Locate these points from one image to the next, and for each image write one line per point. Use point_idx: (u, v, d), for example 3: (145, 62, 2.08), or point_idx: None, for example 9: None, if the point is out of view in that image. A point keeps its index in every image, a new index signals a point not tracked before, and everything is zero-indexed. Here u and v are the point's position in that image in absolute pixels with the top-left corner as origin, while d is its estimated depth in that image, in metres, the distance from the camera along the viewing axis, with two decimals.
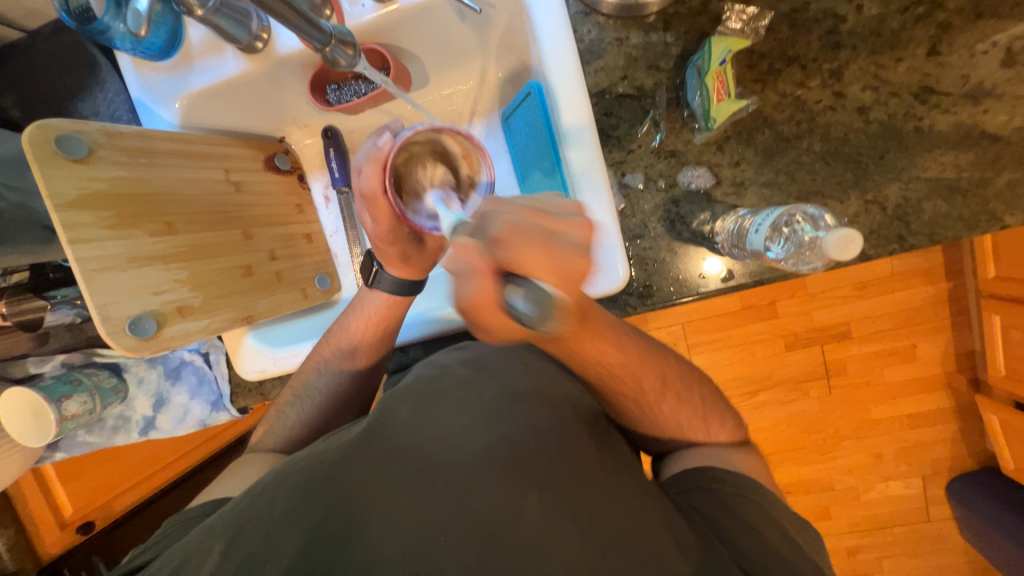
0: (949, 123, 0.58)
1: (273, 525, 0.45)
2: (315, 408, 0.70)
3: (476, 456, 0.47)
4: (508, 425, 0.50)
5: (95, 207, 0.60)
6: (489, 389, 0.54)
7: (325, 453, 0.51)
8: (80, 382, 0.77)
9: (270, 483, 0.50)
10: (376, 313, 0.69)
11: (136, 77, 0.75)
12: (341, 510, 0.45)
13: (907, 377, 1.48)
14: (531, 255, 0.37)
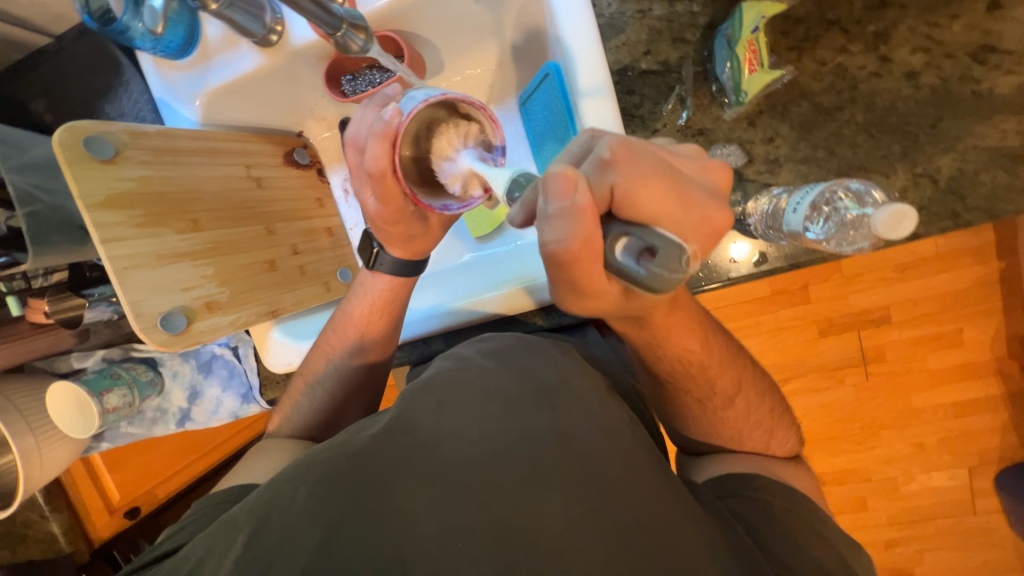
0: (1011, 86, 0.53)
1: (295, 517, 0.46)
2: (327, 394, 0.71)
3: (499, 452, 0.46)
4: (529, 421, 0.49)
5: (124, 207, 0.61)
6: (510, 384, 0.52)
7: (347, 445, 0.51)
8: (120, 376, 0.81)
9: (295, 474, 0.50)
10: (379, 296, 0.69)
11: (158, 76, 0.75)
12: (360, 503, 0.45)
13: (954, 363, 1.40)
14: (645, 188, 0.36)
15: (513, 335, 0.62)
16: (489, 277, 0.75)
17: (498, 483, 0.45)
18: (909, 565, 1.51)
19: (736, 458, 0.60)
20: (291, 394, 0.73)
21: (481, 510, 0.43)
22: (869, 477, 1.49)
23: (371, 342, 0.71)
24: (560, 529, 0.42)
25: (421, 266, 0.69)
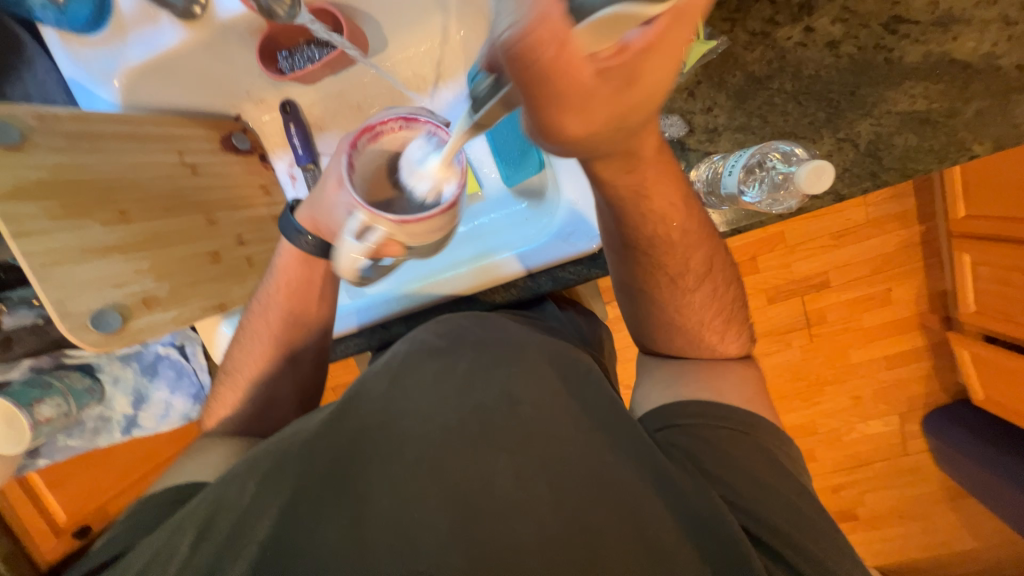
0: (918, 54, 0.57)
1: (245, 508, 0.44)
2: (251, 380, 0.66)
3: (454, 428, 0.47)
4: (483, 394, 0.50)
5: (37, 197, 0.56)
6: (464, 359, 0.53)
7: (299, 432, 0.50)
8: (52, 385, 0.74)
9: (246, 462, 0.49)
10: (285, 273, 0.64)
11: (68, 56, 0.69)
12: (313, 487, 0.45)
13: (883, 320, 1.53)
14: None
15: (469, 316, 0.62)
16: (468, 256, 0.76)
17: (457, 456, 0.45)
18: (852, 507, 1.66)
19: None
20: (219, 384, 0.68)
21: (441, 480, 0.44)
22: (815, 430, 1.62)
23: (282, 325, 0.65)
24: (522, 492, 0.43)
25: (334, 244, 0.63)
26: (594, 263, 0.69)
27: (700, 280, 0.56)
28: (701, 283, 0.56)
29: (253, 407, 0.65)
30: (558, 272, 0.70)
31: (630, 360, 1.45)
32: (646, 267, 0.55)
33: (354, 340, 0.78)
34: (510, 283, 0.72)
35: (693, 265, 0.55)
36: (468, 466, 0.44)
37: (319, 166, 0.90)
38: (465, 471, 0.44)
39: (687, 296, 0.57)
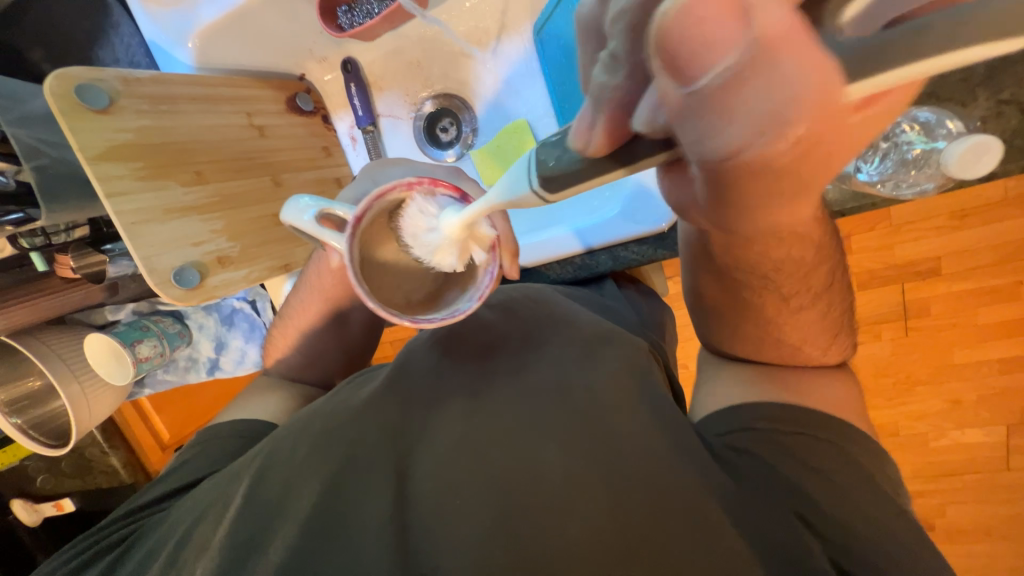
0: None
1: (293, 468, 0.47)
2: (307, 329, 0.68)
3: (496, 408, 0.47)
4: (532, 375, 0.50)
5: (126, 158, 0.60)
6: (511, 340, 0.54)
7: (347, 402, 0.52)
8: (149, 329, 0.84)
9: (297, 424, 0.52)
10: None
11: (144, 14, 0.70)
12: (358, 456, 0.46)
13: (1007, 318, 1.29)
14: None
15: (520, 288, 0.63)
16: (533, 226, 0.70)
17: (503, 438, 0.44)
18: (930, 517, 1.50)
19: None
20: (278, 325, 0.72)
21: (484, 462, 0.42)
22: (897, 432, 1.45)
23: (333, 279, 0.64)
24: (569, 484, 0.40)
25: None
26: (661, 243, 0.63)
27: (814, 297, 0.50)
28: (815, 301, 0.50)
29: (308, 359, 0.69)
30: (620, 252, 0.65)
31: (689, 341, 1.36)
32: (758, 290, 0.49)
33: None
34: (568, 260, 0.69)
35: (811, 285, 0.49)
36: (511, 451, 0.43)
37: (378, 127, 0.88)
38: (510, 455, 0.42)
39: (795, 313, 0.50)
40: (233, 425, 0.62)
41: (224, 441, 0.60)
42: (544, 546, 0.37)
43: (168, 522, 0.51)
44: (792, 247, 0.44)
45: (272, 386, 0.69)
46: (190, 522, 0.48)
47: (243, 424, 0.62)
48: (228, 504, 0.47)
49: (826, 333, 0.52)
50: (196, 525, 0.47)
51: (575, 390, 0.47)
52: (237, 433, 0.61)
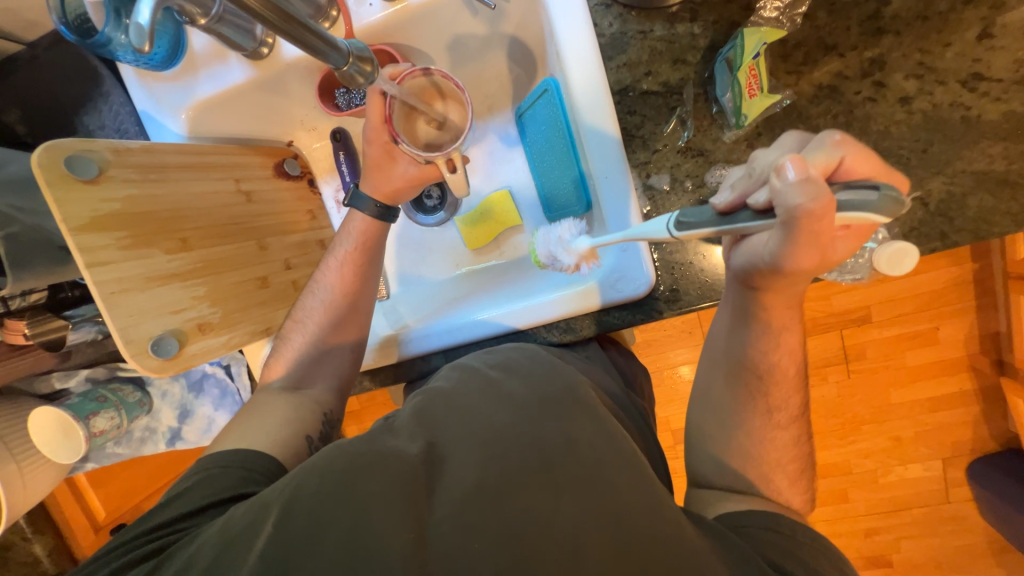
0: (999, 113, 0.54)
1: (321, 501, 0.48)
2: (315, 330, 0.72)
3: (506, 462, 0.49)
4: (540, 429, 0.52)
5: (110, 228, 0.59)
6: (519, 389, 0.57)
7: (373, 440, 0.53)
8: (106, 399, 0.79)
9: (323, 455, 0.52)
10: (361, 234, 0.73)
11: (141, 88, 0.73)
12: (383, 495, 0.47)
13: (930, 361, 1.45)
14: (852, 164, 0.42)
15: (520, 348, 0.66)
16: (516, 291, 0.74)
17: (515, 488, 0.48)
18: (886, 553, 1.57)
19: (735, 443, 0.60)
20: (283, 343, 0.73)
21: (500, 508, 0.46)
22: (850, 470, 1.54)
23: (351, 280, 0.73)
24: (577, 539, 0.44)
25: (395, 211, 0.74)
26: (638, 308, 0.68)
27: (792, 420, 0.59)
28: (791, 424, 0.59)
29: (306, 373, 0.71)
30: (603, 316, 0.69)
31: None
32: (753, 388, 0.59)
33: (390, 369, 0.79)
34: (555, 323, 0.71)
35: (790, 406, 0.59)
36: (523, 498, 0.47)
37: None
38: (522, 504, 0.46)
39: (774, 429, 0.59)
40: (231, 452, 0.61)
41: (225, 474, 0.58)
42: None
43: (186, 554, 0.50)
44: (781, 352, 0.57)
45: (262, 400, 0.68)
46: (213, 554, 0.48)
47: (245, 455, 0.60)
48: (255, 537, 0.48)
49: (794, 462, 0.59)
50: (221, 557, 0.47)
51: (578, 449, 0.50)
52: (237, 464, 0.60)
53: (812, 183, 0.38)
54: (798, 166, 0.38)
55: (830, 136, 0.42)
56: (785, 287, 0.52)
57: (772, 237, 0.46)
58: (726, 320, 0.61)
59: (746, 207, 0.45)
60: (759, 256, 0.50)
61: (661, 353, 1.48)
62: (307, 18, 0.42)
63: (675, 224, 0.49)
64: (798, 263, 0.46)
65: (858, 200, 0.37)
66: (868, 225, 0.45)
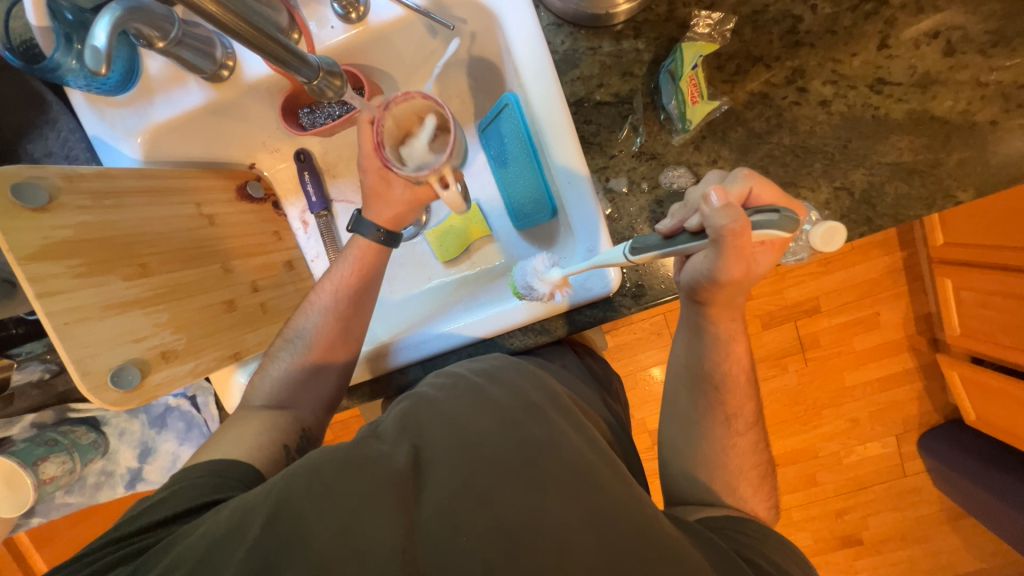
0: (902, 111, 0.62)
1: (307, 512, 0.47)
2: (304, 349, 0.71)
3: (496, 461, 0.50)
4: (528, 433, 0.53)
5: (62, 256, 0.56)
6: (504, 395, 0.58)
7: (358, 447, 0.53)
8: (56, 442, 0.75)
9: (303, 465, 0.51)
10: (358, 261, 0.73)
11: (93, 114, 0.71)
12: (372, 500, 0.47)
13: (875, 344, 1.57)
14: (768, 193, 0.51)
15: (503, 357, 0.66)
16: (487, 303, 0.75)
17: (504, 487, 0.48)
18: (856, 531, 1.65)
19: (708, 429, 0.63)
20: (272, 361, 0.72)
21: (488, 509, 0.47)
22: (816, 454, 1.63)
23: (347, 303, 0.72)
24: (562, 530, 0.45)
25: (398, 235, 0.74)
26: (607, 306, 0.71)
27: (749, 427, 0.63)
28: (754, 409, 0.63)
29: (294, 394, 0.70)
30: (575, 316, 0.72)
31: None
32: (712, 398, 0.63)
33: (368, 385, 0.78)
34: (528, 326, 0.73)
35: (747, 413, 0.63)
36: (511, 499, 0.48)
37: (332, 211, 0.91)
38: (510, 502, 0.47)
39: (734, 437, 0.62)
40: (201, 466, 0.58)
41: (197, 485, 0.56)
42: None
43: (163, 562, 0.48)
44: (732, 361, 0.62)
45: (245, 416, 0.67)
46: (197, 556, 0.47)
47: (219, 464, 0.59)
48: (236, 544, 0.47)
49: (756, 467, 0.63)
50: (205, 561, 0.46)
51: (564, 446, 0.52)
52: (213, 473, 0.57)
53: (733, 207, 0.46)
54: (721, 194, 0.47)
55: (739, 171, 0.51)
56: (728, 299, 0.57)
57: (707, 254, 0.52)
58: (683, 338, 0.65)
59: (685, 231, 0.53)
60: (699, 271, 0.54)
61: (633, 356, 1.53)
62: (282, 36, 0.50)
63: (630, 249, 0.56)
64: (730, 275, 0.52)
65: (765, 220, 0.45)
66: (783, 240, 0.52)
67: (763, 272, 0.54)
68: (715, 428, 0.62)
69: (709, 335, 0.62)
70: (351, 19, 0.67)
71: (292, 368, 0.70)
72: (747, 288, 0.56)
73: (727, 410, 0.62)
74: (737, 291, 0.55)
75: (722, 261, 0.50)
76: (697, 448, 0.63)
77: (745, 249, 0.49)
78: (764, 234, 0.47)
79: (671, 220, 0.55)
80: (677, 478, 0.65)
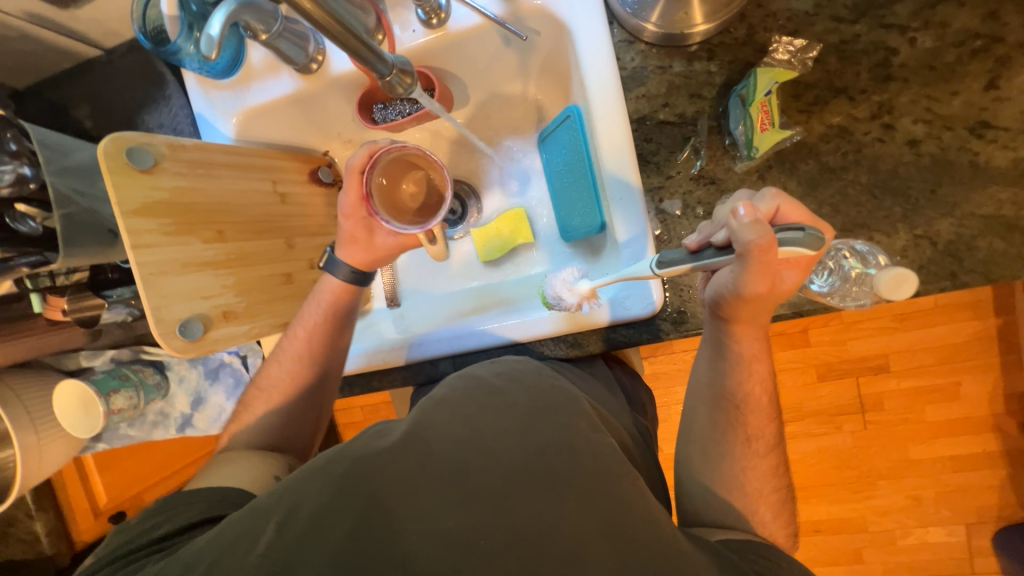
0: (1007, 159, 0.56)
1: (331, 501, 0.47)
2: (281, 395, 0.74)
3: (514, 466, 0.49)
4: (547, 437, 0.52)
5: (157, 214, 0.63)
6: (524, 400, 0.57)
7: (376, 442, 0.53)
8: (128, 378, 0.84)
9: (327, 462, 0.51)
10: (330, 305, 0.74)
11: (201, 94, 0.80)
12: (386, 496, 0.47)
13: (951, 417, 1.40)
14: (800, 215, 0.49)
15: (528, 361, 0.66)
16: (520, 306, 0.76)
17: (521, 489, 0.47)
18: None
19: (743, 475, 0.59)
20: (249, 406, 0.75)
21: (503, 512, 0.45)
22: (866, 528, 1.47)
23: (310, 344, 0.73)
24: (575, 540, 0.43)
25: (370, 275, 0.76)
26: (646, 328, 0.70)
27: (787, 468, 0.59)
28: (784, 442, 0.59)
29: (281, 434, 0.73)
30: (610, 333, 0.70)
31: None
32: (745, 432, 0.59)
33: (400, 371, 0.81)
34: (561, 337, 0.73)
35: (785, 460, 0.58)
36: (532, 502, 0.46)
37: None
38: (528, 506, 0.46)
39: (752, 467, 0.59)
40: (202, 491, 0.59)
41: (191, 506, 0.56)
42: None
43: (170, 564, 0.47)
44: (753, 380, 0.58)
45: (229, 455, 0.66)
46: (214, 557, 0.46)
47: (219, 490, 0.59)
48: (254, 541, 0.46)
49: (773, 492, 0.59)
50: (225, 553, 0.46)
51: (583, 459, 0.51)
52: (207, 497, 0.58)
53: (760, 224, 0.44)
54: (750, 211, 0.46)
55: (766, 190, 0.50)
56: (752, 316, 0.54)
57: (731, 269, 0.49)
58: (705, 354, 0.61)
59: (709, 247, 0.51)
60: (723, 286, 0.51)
61: (670, 389, 1.47)
62: (364, 34, 0.54)
63: (656, 262, 0.54)
64: (754, 289, 0.49)
65: (790, 238, 0.44)
66: (809, 258, 0.50)
67: (790, 291, 0.52)
68: (749, 474, 0.59)
69: (751, 375, 0.58)
70: (432, 25, 0.70)
71: (267, 416, 0.73)
72: (769, 308, 0.53)
73: (762, 455, 0.59)
74: (768, 308, 0.53)
75: (752, 277, 0.48)
76: (722, 472, 0.59)
77: (772, 266, 0.46)
78: (794, 252, 0.45)
79: (697, 235, 0.53)
80: (695, 506, 0.62)
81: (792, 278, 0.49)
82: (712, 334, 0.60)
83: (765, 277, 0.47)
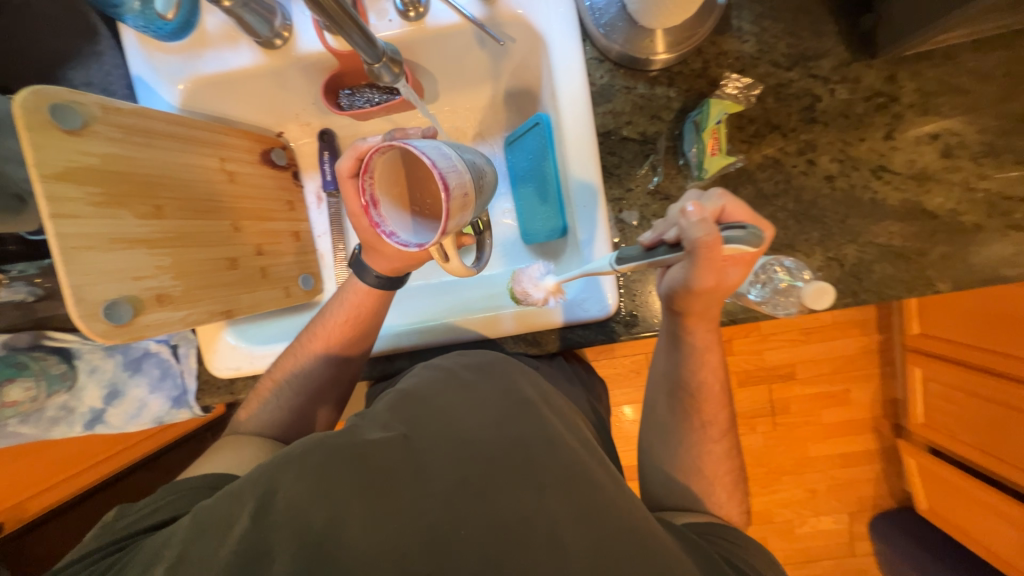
0: (898, 199, 0.67)
1: (299, 494, 0.46)
2: (295, 394, 0.71)
3: (480, 459, 0.49)
4: (518, 428, 0.53)
5: (84, 181, 0.56)
6: (493, 393, 0.57)
7: (346, 436, 0.52)
8: (25, 366, 0.72)
9: (297, 453, 0.49)
10: (355, 307, 0.71)
11: (141, 54, 0.73)
12: (359, 490, 0.46)
13: (842, 419, 1.62)
14: (743, 214, 0.54)
15: (490, 352, 0.67)
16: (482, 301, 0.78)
17: (493, 480, 0.48)
18: None
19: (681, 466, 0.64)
20: (260, 397, 0.72)
21: (478, 501, 0.46)
22: (771, 518, 1.64)
23: (332, 344, 0.71)
24: (533, 528, 0.45)
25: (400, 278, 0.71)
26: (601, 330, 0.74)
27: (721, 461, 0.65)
28: (723, 437, 0.65)
29: (288, 431, 0.70)
30: (568, 333, 0.74)
31: None
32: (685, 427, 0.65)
33: None
34: (521, 336, 0.75)
35: (719, 453, 0.64)
36: (503, 493, 0.47)
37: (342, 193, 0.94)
38: (499, 496, 0.46)
39: (690, 458, 0.64)
40: (198, 476, 0.58)
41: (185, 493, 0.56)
42: (524, 561, 0.43)
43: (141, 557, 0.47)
44: (707, 370, 0.64)
45: (231, 443, 0.65)
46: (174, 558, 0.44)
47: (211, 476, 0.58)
48: (221, 536, 0.44)
49: (727, 468, 0.64)
50: (190, 548, 0.44)
51: None
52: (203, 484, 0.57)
53: (706, 223, 0.50)
54: (696, 210, 0.50)
55: (713, 191, 0.55)
56: (702, 309, 0.59)
57: (682, 266, 0.55)
58: (664, 347, 0.67)
59: (663, 243, 0.55)
60: (675, 281, 0.57)
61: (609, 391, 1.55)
62: (357, 17, 0.52)
63: (615, 258, 0.58)
64: (702, 283, 0.55)
65: (735, 236, 0.49)
66: (752, 255, 0.54)
67: (735, 285, 0.57)
68: (687, 465, 0.64)
69: (693, 374, 0.64)
70: (410, 17, 0.70)
71: (278, 412, 0.70)
72: (720, 302, 0.59)
73: (698, 448, 0.64)
74: (716, 301, 0.58)
75: (699, 271, 0.53)
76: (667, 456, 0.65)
77: (716, 262, 0.52)
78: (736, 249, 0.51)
79: (651, 233, 0.56)
80: None
81: (736, 275, 0.55)
82: (666, 330, 0.66)
83: (711, 271, 0.53)
